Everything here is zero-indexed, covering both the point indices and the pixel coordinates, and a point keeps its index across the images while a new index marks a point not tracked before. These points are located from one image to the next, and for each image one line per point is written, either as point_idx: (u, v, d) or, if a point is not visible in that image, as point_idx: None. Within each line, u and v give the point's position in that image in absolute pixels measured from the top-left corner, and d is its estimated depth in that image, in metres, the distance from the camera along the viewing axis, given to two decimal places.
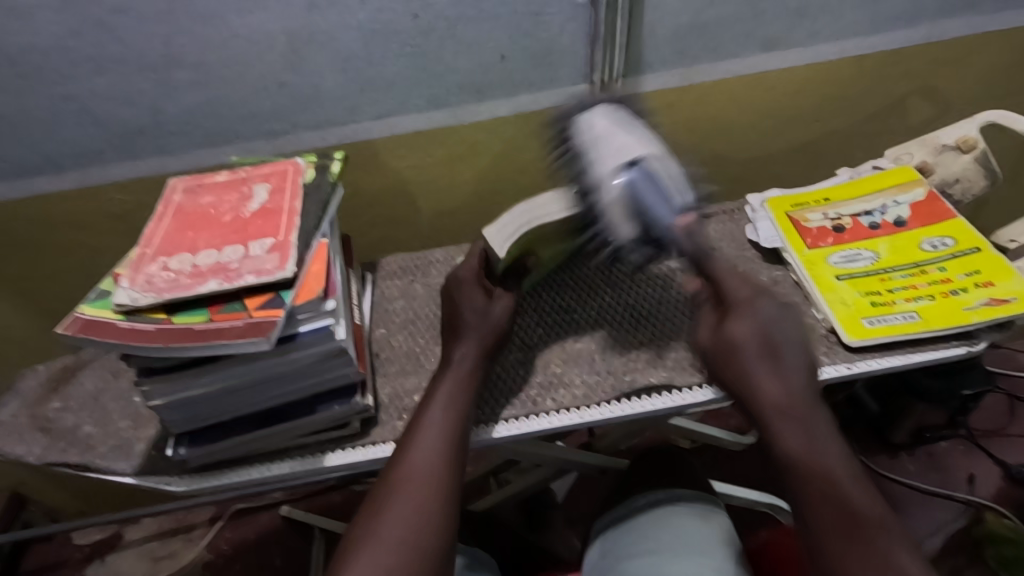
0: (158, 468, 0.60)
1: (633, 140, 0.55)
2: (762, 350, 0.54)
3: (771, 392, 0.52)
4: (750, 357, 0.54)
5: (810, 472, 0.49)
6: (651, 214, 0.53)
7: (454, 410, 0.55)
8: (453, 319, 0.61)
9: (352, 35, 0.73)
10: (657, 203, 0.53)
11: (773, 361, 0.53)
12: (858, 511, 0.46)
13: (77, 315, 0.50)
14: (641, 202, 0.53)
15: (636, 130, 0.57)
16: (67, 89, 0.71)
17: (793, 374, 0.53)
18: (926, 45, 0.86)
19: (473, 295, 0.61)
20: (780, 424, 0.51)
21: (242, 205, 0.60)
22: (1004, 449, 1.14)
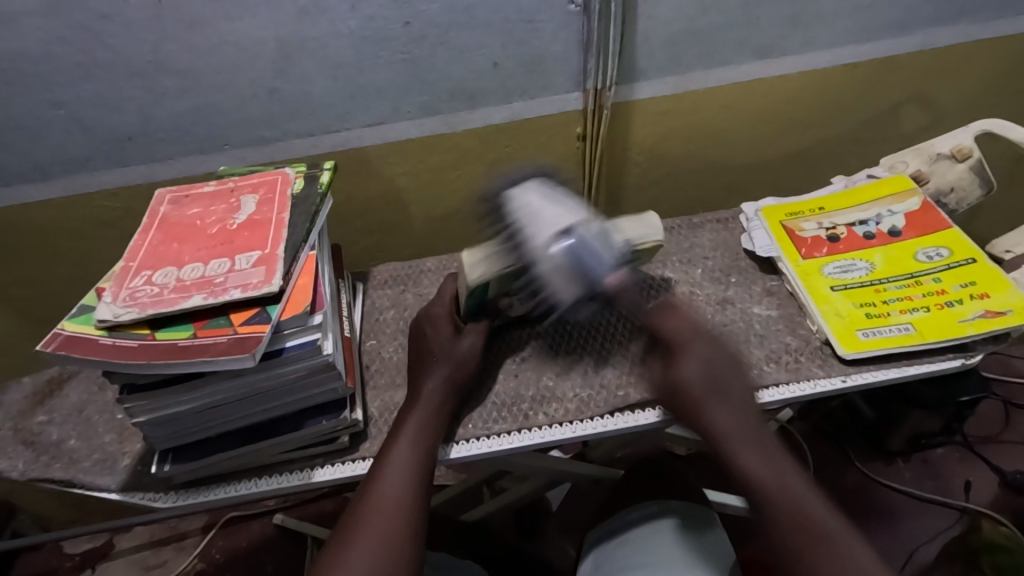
0: (143, 484, 0.59)
1: (567, 210, 0.56)
2: (713, 381, 0.54)
3: (722, 423, 0.53)
4: (694, 374, 0.54)
5: (768, 488, 0.49)
6: (590, 278, 0.53)
7: (423, 443, 0.54)
8: (423, 352, 0.61)
9: (344, 42, 0.72)
10: (595, 264, 0.53)
11: (722, 392, 0.54)
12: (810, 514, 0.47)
13: (57, 331, 0.49)
14: (581, 269, 0.53)
15: (568, 203, 0.57)
16: (54, 96, 0.70)
17: (741, 406, 0.54)
18: (920, 52, 0.86)
19: (441, 329, 0.61)
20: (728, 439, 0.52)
21: (230, 216, 0.59)
22: (1001, 456, 1.13)
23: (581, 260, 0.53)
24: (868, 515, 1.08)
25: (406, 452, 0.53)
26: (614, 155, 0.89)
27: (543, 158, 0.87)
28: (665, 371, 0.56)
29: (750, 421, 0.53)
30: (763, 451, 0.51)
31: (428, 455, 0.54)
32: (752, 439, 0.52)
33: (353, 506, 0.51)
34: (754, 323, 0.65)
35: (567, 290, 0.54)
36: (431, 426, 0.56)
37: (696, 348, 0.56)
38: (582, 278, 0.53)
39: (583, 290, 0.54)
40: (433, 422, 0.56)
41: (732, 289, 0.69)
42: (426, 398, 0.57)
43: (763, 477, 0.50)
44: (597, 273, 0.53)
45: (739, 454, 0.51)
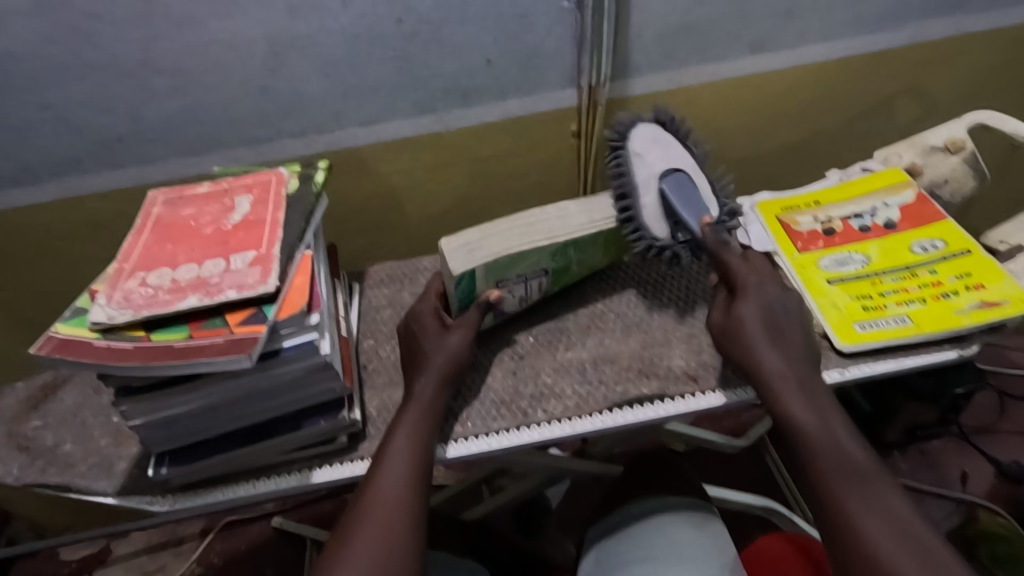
0: (140, 487, 0.58)
1: (683, 154, 0.67)
2: (771, 321, 0.56)
3: (774, 364, 0.54)
4: (753, 317, 0.56)
5: (818, 439, 0.50)
6: (681, 214, 0.64)
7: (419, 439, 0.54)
8: (414, 352, 0.60)
9: (336, 40, 0.72)
10: (686, 206, 0.64)
11: (774, 333, 0.55)
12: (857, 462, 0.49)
13: (51, 333, 0.48)
14: (671, 206, 0.65)
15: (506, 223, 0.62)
16: (43, 98, 0.69)
17: (794, 347, 0.55)
18: (911, 45, 0.86)
19: (431, 326, 0.61)
20: (786, 394, 0.52)
21: (224, 217, 0.59)
22: (996, 446, 1.14)
23: (674, 200, 0.64)
24: None
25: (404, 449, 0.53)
26: None
27: (538, 155, 0.87)
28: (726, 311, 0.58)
29: (800, 362, 0.54)
30: (812, 394, 0.53)
31: (424, 456, 0.53)
32: (801, 386, 0.53)
33: (352, 506, 0.51)
34: None
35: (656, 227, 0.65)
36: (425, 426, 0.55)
37: (758, 294, 0.57)
38: (670, 216, 0.65)
39: (672, 227, 0.65)
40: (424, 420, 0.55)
41: None
42: (418, 399, 0.56)
43: (810, 430, 0.51)
44: (694, 210, 0.64)
45: (784, 395, 0.52)
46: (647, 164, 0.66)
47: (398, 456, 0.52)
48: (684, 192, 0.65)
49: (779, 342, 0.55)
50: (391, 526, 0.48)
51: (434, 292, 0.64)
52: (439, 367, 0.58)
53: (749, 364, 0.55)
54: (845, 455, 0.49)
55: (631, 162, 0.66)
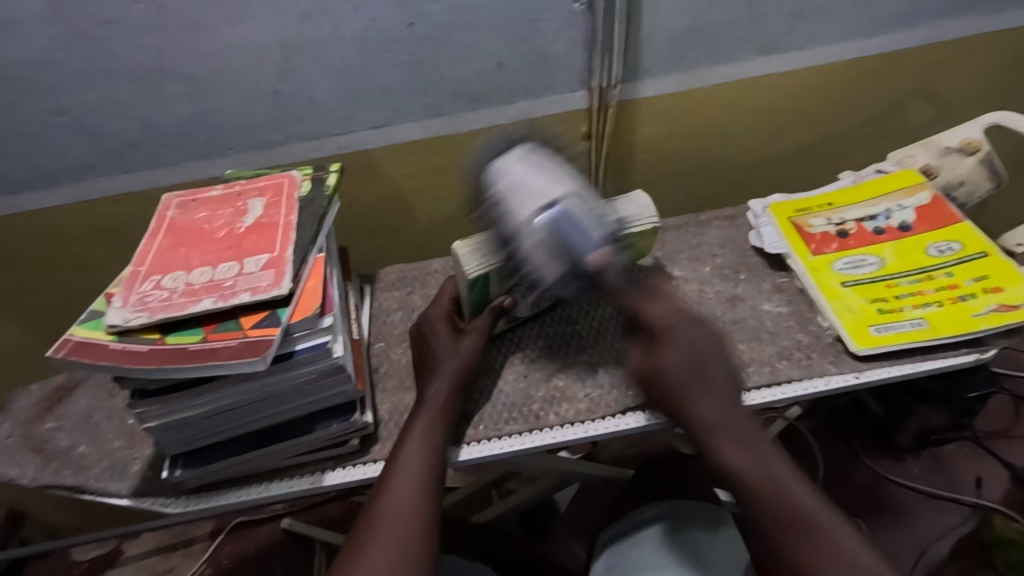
0: (153, 489, 0.59)
1: (548, 182, 0.55)
2: (693, 369, 0.55)
3: (704, 411, 0.53)
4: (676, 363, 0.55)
5: (754, 481, 0.50)
6: (569, 252, 0.54)
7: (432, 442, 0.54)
8: (426, 356, 0.60)
9: (347, 44, 0.72)
10: (576, 238, 0.54)
11: (700, 382, 0.54)
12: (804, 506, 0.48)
13: (67, 337, 0.49)
14: (562, 242, 0.54)
15: (554, 171, 0.57)
16: (58, 103, 0.70)
17: (721, 391, 0.54)
18: (925, 46, 0.86)
19: (442, 331, 0.61)
20: (716, 443, 0.52)
21: (237, 220, 0.59)
22: (1011, 451, 1.12)
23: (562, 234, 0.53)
24: (878, 512, 1.07)
25: (417, 452, 0.53)
26: (619, 154, 0.89)
27: None
28: (647, 356, 0.57)
29: (734, 419, 0.53)
30: (745, 437, 0.52)
31: (437, 459, 0.53)
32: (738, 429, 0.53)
33: (366, 511, 0.51)
34: (764, 320, 0.64)
35: (548, 268, 0.56)
36: (437, 432, 0.55)
37: (676, 339, 0.56)
38: (563, 255, 0.54)
39: (564, 266, 0.55)
40: (436, 424, 0.55)
41: (741, 286, 0.69)
42: (431, 404, 0.56)
43: (751, 475, 0.50)
44: (575, 245, 0.54)
45: (715, 435, 0.52)
46: (523, 207, 0.54)
47: (411, 463, 0.52)
48: (573, 221, 0.54)
49: (694, 392, 0.54)
50: (405, 535, 0.48)
51: (445, 296, 0.64)
52: (451, 371, 0.58)
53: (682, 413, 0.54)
54: (778, 501, 0.48)
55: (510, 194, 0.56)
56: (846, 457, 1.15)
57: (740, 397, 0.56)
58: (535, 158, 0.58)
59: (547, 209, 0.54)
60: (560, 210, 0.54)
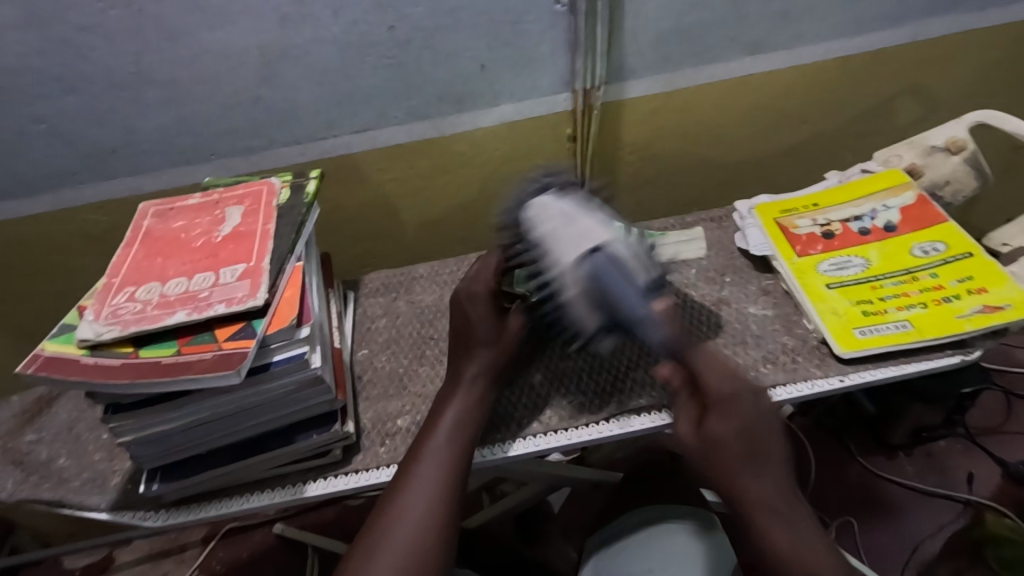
0: (133, 502, 0.58)
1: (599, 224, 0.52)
2: (747, 443, 0.49)
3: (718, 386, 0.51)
4: (726, 435, 0.49)
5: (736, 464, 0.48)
6: (612, 297, 0.51)
7: (460, 434, 0.53)
8: (463, 333, 0.59)
9: (328, 49, 0.71)
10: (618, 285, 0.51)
11: (754, 463, 0.48)
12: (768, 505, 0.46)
13: (38, 351, 0.48)
14: (604, 292, 0.51)
15: (600, 215, 0.54)
16: (35, 110, 0.69)
17: (772, 474, 0.48)
18: (910, 44, 0.85)
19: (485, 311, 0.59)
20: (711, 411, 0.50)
21: (214, 229, 0.58)
22: (1003, 447, 1.12)
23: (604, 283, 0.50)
24: (871, 510, 1.07)
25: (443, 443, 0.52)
26: (605, 155, 0.88)
27: (536, 161, 0.86)
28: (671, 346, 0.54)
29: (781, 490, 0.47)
30: (786, 489, 0.48)
31: (461, 459, 0.52)
32: (760, 457, 0.48)
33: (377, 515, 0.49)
34: (750, 323, 0.64)
35: (588, 319, 0.52)
36: (465, 430, 0.54)
37: (722, 415, 0.50)
38: (605, 306, 0.51)
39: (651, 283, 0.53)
40: (470, 412, 0.55)
41: (727, 289, 0.68)
42: (467, 385, 0.56)
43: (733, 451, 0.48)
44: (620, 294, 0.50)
45: (743, 490, 0.47)
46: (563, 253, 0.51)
47: (433, 470, 0.50)
48: (618, 267, 0.51)
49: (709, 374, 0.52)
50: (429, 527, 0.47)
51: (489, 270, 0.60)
52: (490, 357, 0.57)
53: (722, 483, 0.48)
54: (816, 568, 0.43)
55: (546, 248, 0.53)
56: (838, 454, 1.15)
57: (768, 426, 0.51)
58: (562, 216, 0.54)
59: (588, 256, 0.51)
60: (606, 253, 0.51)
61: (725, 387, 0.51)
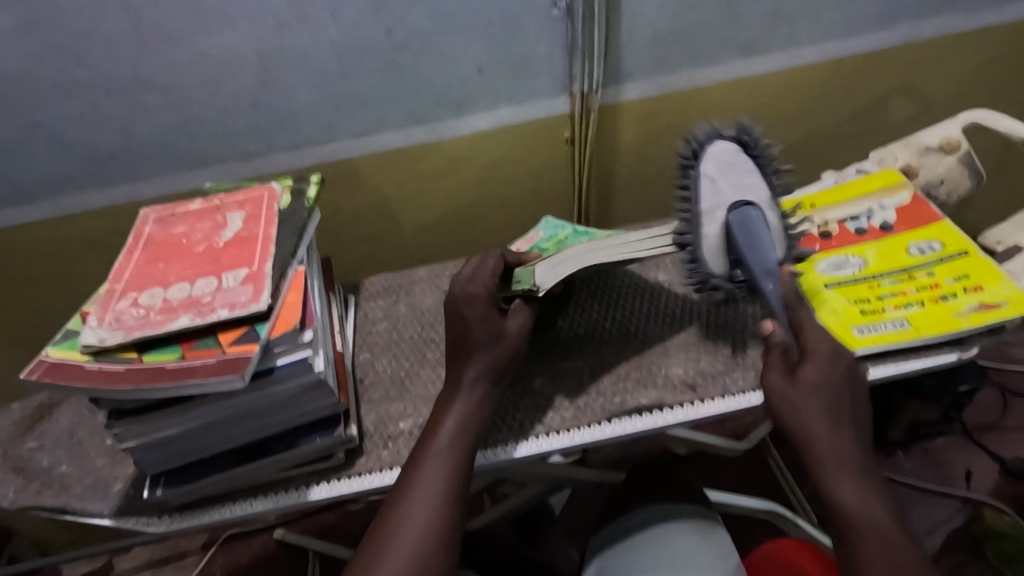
0: (136, 508, 0.58)
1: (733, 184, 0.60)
2: (834, 402, 0.49)
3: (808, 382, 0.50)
4: (816, 394, 0.50)
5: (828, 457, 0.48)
6: (756, 253, 0.57)
7: (462, 437, 0.52)
8: (461, 337, 0.56)
9: (327, 53, 0.71)
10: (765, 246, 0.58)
11: (838, 423, 0.49)
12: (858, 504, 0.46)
13: (41, 357, 0.48)
14: (724, 258, 0.58)
15: (751, 179, 0.60)
16: (35, 117, 0.69)
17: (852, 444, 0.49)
18: (903, 45, 0.86)
19: (484, 314, 0.56)
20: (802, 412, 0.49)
21: (216, 234, 0.59)
22: (1000, 444, 1.13)
23: (751, 242, 0.57)
24: None
25: (444, 445, 0.52)
26: (602, 157, 0.89)
27: (534, 163, 0.87)
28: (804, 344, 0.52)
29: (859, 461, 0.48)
30: (866, 466, 0.48)
31: (461, 462, 0.51)
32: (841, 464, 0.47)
33: (380, 520, 0.49)
34: (749, 323, 0.65)
35: (714, 262, 0.61)
36: (463, 439, 0.52)
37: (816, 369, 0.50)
38: (733, 252, 0.60)
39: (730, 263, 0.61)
40: (470, 419, 0.53)
41: None
42: (467, 389, 0.55)
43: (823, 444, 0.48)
44: (767, 254, 0.57)
45: (821, 448, 0.48)
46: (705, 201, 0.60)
47: (433, 474, 0.50)
48: (755, 229, 0.58)
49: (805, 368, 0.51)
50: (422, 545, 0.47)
51: (486, 271, 0.59)
52: (493, 359, 0.55)
53: (791, 424, 0.50)
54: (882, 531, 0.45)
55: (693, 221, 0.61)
56: None
57: (852, 394, 0.51)
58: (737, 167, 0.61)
59: (735, 208, 0.59)
60: (748, 212, 0.58)
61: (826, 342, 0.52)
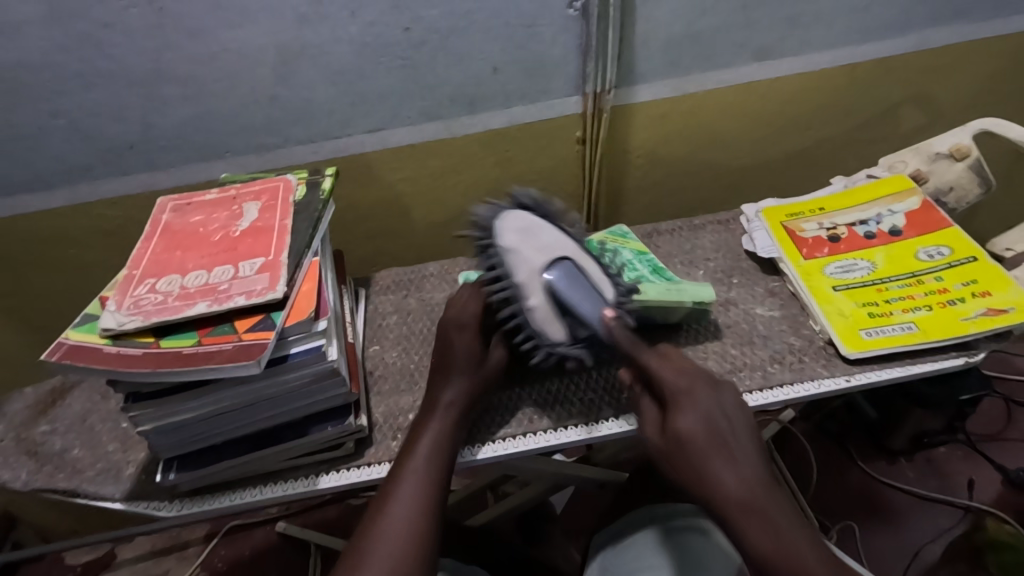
0: (147, 493, 0.59)
1: (557, 239, 0.56)
2: (687, 391, 0.51)
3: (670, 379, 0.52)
4: (689, 430, 0.50)
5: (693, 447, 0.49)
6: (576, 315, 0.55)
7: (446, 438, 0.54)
8: (438, 362, 0.58)
9: (345, 49, 0.72)
10: (582, 297, 0.55)
11: (727, 448, 0.49)
12: (734, 496, 0.47)
13: (61, 340, 0.49)
14: (562, 301, 0.55)
15: (547, 233, 0.56)
16: (54, 106, 0.70)
17: (749, 464, 0.48)
18: (916, 53, 0.87)
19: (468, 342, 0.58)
20: (673, 408, 0.51)
21: (233, 223, 0.59)
22: (1002, 453, 1.13)
23: (563, 296, 0.54)
24: (872, 514, 1.08)
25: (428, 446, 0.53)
26: (613, 158, 0.90)
27: (545, 161, 0.88)
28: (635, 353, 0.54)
29: (759, 473, 0.48)
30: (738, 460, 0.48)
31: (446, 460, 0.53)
32: (726, 451, 0.49)
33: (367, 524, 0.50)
34: (757, 324, 0.65)
35: (552, 330, 0.56)
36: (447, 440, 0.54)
37: (692, 402, 0.51)
38: (564, 316, 0.55)
39: (570, 326, 0.56)
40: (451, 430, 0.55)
41: (734, 290, 0.69)
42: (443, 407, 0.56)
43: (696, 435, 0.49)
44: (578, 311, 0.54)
45: (715, 474, 0.48)
46: (533, 257, 0.55)
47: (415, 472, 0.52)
48: (575, 281, 0.55)
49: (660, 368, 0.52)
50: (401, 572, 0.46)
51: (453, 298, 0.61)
52: (468, 380, 0.57)
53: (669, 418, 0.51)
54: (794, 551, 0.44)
55: (505, 262, 0.55)
56: (839, 458, 1.16)
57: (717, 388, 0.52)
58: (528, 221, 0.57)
59: (550, 268, 0.55)
60: (560, 271, 0.55)
61: (689, 369, 0.53)
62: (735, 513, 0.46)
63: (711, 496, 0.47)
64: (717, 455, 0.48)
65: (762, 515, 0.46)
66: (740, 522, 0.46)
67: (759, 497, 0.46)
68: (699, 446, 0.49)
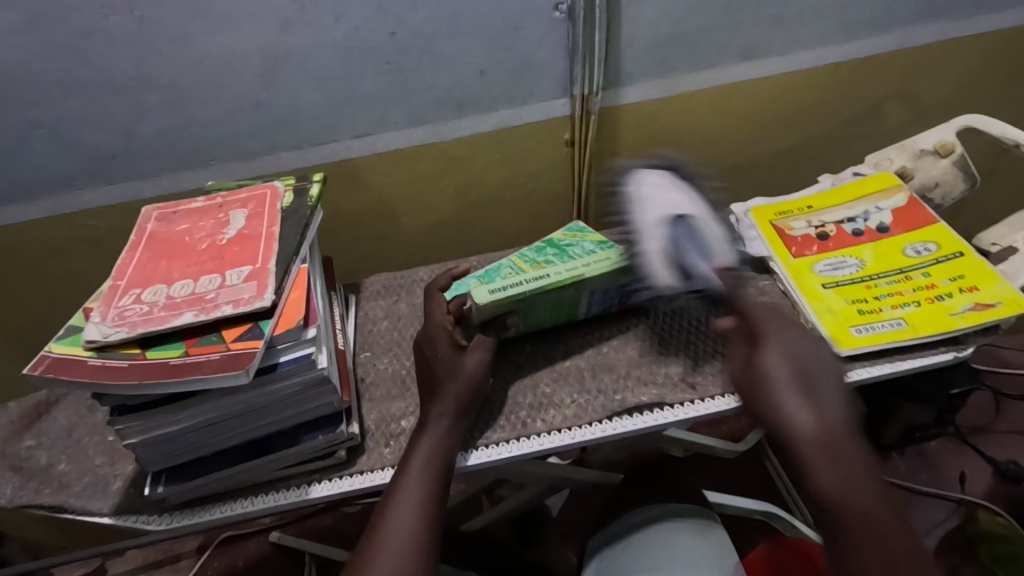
0: (136, 506, 0.58)
1: (684, 200, 0.64)
2: (791, 343, 0.53)
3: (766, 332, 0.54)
4: (774, 368, 0.52)
5: (774, 383, 0.51)
6: (688, 262, 0.60)
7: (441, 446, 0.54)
8: (428, 378, 0.58)
9: (330, 54, 0.72)
10: (704, 250, 0.61)
11: (808, 387, 0.50)
12: (817, 433, 0.47)
13: (44, 353, 0.48)
14: (683, 251, 0.60)
15: (680, 192, 0.66)
16: (35, 115, 0.69)
17: (830, 406, 0.49)
18: (898, 51, 0.87)
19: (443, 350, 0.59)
20: (762, 347, 0.53)
21: (219, 231, 0.59)
22: (992, 446, 1.14)
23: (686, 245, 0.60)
24: None
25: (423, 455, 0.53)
26: (603, 159, 0.90)
27: (535, 164, 0.88)
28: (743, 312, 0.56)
29: (844, 418, 0.49)
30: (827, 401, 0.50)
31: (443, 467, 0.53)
32: (810, 391, 0.50)
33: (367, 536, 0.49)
34: None
35: (660, 275, 0.60)
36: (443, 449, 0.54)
37: (782, 343, 0.53)
38: (678, 261, 0.60)
39: (676, 274, 0.60)
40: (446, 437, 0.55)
41: None
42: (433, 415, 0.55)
43: (779, 373, 0.51)
44: (693, 261, 0.60)
45: (797, 414, 0.49)
46: (652, 212, 0.63)
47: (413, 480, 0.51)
48: (703, 235, 0.62)
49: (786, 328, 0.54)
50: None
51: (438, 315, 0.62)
52: (454, 396, 0.56)
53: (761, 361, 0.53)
54: (864, 495, 0.45)
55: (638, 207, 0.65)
56: None
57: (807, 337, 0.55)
58: (665, 181, 0.67)
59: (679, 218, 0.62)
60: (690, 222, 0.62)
61: (774, 319, 0.55)
62: (810, 452, 0.47)
63: (789, 431, 0.48)
64: (802, 391, 0.50)
65: (839, 456, 0.46)
66: (815, 460, 0.46)
67: (837, 437, 0.47)
68: (778, 388, 0.51)
